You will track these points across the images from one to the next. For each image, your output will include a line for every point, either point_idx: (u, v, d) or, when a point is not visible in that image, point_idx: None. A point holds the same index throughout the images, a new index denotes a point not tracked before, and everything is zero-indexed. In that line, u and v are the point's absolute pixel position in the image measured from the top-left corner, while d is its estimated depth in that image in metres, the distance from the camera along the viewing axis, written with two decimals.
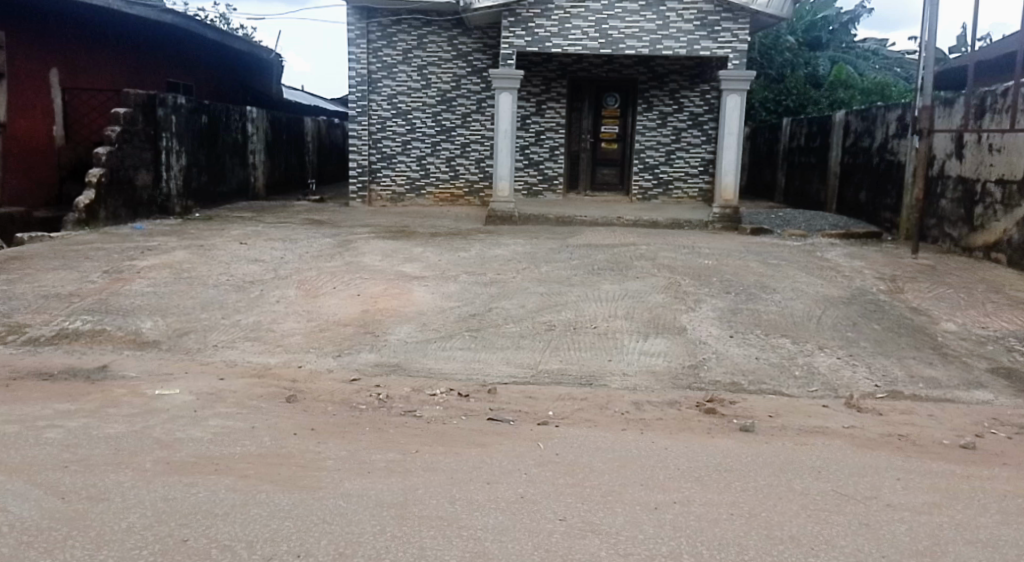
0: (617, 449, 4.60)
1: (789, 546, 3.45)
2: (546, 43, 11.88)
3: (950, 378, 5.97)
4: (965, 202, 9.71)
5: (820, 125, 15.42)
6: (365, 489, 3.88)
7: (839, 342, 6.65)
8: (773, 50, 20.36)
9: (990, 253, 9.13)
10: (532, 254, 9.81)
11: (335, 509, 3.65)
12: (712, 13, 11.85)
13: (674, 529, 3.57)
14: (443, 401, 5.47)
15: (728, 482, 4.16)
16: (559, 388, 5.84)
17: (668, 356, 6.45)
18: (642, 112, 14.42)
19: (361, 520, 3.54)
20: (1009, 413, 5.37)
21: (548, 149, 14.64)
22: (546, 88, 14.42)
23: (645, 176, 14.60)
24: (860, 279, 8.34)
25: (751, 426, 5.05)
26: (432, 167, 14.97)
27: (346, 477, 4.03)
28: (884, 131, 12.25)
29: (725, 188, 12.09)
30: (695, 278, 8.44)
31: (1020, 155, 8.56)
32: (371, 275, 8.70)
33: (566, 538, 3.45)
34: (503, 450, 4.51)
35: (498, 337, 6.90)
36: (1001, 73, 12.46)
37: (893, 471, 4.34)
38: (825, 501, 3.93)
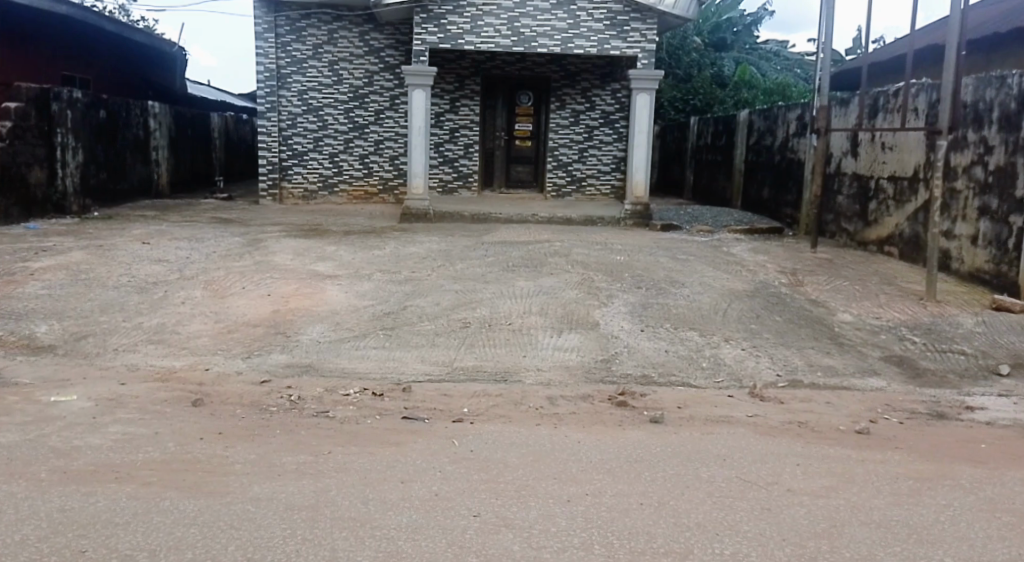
0: (531, 445, 4.62)
1: (696, 532, 3.56)
2: (458, 40, 11.84)
3: (846, 366, 6.27)
4: (860, 198, 10.19)
5: (725, 124, 15.90)
6: (275, 493, 3.79)
7: (744, 334, 6.88)
8: (681, 50, 20.85)
9: (883, 247, 9.62)
10: (447, 252, 9.77)
11: (243, 514, 3.55)
12: (621, 14, 12.06)
13: (586, 521, 3.62)
14: (356, 401, 5.38)
15: (638, 472, 4.24)
16: (473, 385, 5.84)
17: (581, 351, 6.53)
18: (555, 110, 14.53)
19: (269, 524, 3.46)
20: (900, 399, 5.67)
21: (462, 147, 14.64)
22: (459, 85, 14.42)
23: (559, 173, 14.72)
24: (763, 273, 8.64)
25: (661, 418, 5.17)
26: (344, 164, 14.73)
27: (255, 481, 3.92)
28: (785, 130, 12.74)
29: (636, 186, 12.36)
30: (608, 274, 8.58)
31: (911, 153, 9.02)
32: (282, 274, 8.48)
33: (480, 534, 3.45)
34: (416, 449, 4.47)
35: (413, 335, 6.84)
36: (892, 73, 13.10)
37: (793, 457, 4.51)
38: (729, 488, 4.06)
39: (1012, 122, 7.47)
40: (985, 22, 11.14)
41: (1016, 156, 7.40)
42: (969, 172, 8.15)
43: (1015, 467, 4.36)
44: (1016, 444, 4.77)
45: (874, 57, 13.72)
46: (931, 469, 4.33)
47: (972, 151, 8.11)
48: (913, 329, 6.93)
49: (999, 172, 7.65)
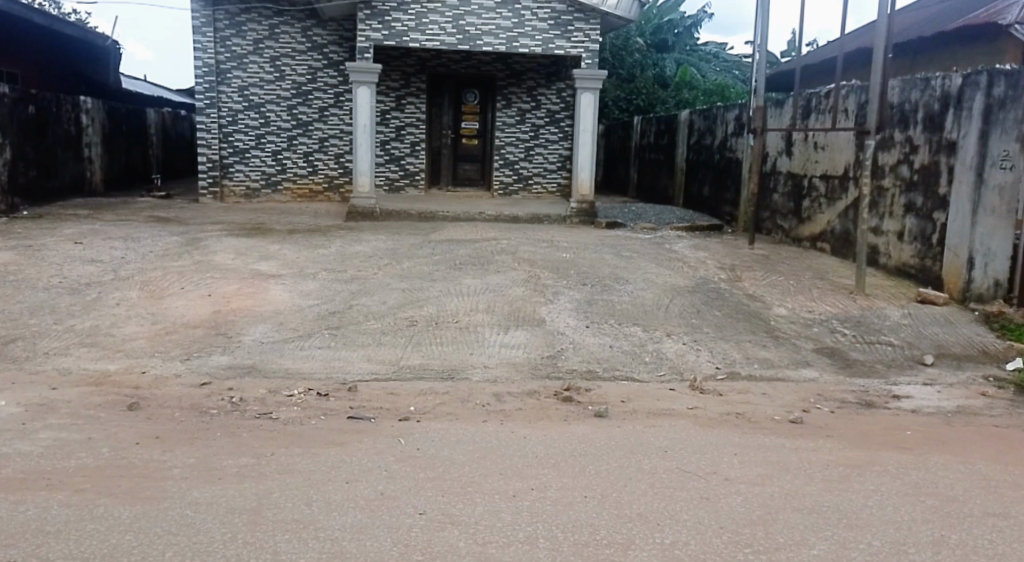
0: (476, 441, 4.67)
1: (637, 523, 3.64)
2: (403, 37, 11.79)
3: (781, 358, 6.46)
4: (794, 196, 10.48)
5: (667, 124, 16.18)
6: (215, 496, 3.75)
7: (685, 329, 7.03)
8: (624, 51, 21.01)
9: (816, 243, 9.91)
10: (393, 250, 9.74)
11: (181, 519, 3.51)
12: (565, 13, 12.18)
13: (531, 515, 3.67)
14: (300, 401, 5.36)
15: (582, 466, 4.31)
16: (420, 384, 5.84)
17: (527, 348, 6.59)
18: (501, 109, 14.58)
19: (209, 528, 3.43)
20: (832, 389, 5.87)
21: (408, 145, 14.61)
22: (404, 83, 14.39)
23: (505, 171, 14.77)
24: (704, 268, 8.83)
25: (605, 412, 5.26)
26: (288, 162, 14.55)
27: (193, 485, 3.87)
28: (724, 130, 13.02)
29: (582, 184, 12.50)
30: (554, 271, 8.67)
31: (841, 152, 9.32)
32: (223, 274, 8.35)
33: (425, 532, 3.47)
34: (362, 448, 4.47)
35: (359, 334, 6.81)
36: (823, 76, 13.52)
37: (730, 447, 4.64)
38: (670, 478, 4.16)
39: (936, 122, 7.77)
40: (910, 27, 11.55)
41: (939, 155, 7.71)
42: (896, 170, 8.45)
43: (938, 451, 4.57)
44: (939, 430, 4.99)
45: (807, 60, 14.10)
46: (860, 456, 4.51)
47: (899, 151, 8.41)
48: (843, 321, 7.17)
49: (923, 170, 7.96)
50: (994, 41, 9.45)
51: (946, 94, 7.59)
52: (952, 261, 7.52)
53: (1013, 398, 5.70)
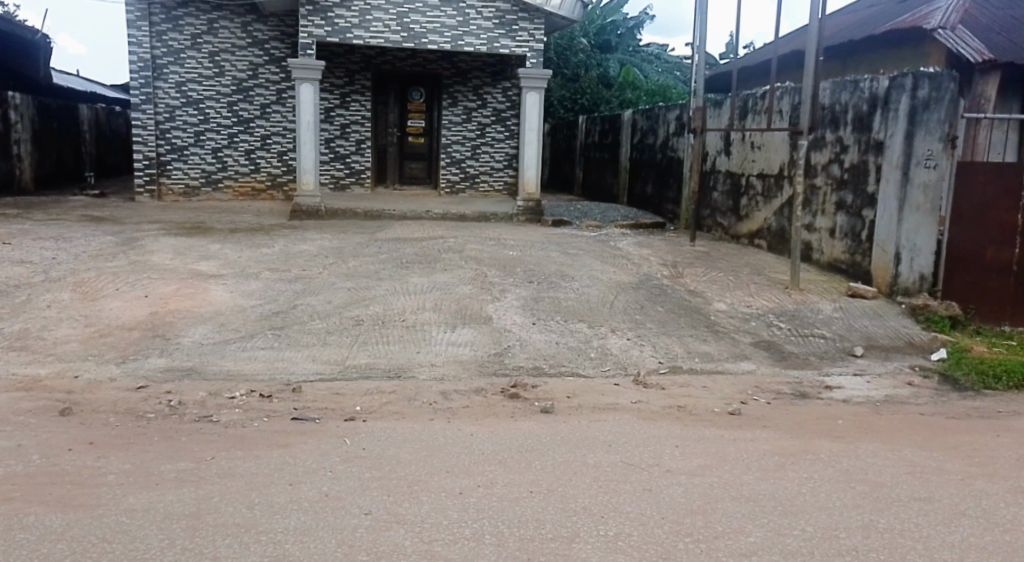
0: (422, 439, 4.69)
1: (581, 516, 3.71)
2: (346, 34, 11.69)
3: (721, 352, 6.62)
4: (733, 194, 10.73)
5: (611, 124, 16.37)
6: (152, 502, 3.70)
7: (629, 325, 7.15)
8: (568, 51, 21.28)
9: (754, 240, 10.17)
10: (339, 249, 9.68)
11: (117, 526, 3.46)
12: (509, 13, 12.23)
13: (478, 512, 3.71)
14: (242, 403, 5.30)
15: (529, 462, 4.37)
16: (366, 383, 5.83)
17: (473, 345, 6.63)
18: (447, 108, 14.57)
19: (146, 534, 3.39)
20: (769, 381, 6.05)
21: (353, 143, 14.51)
22: (349, 80, 14.28)
23: (452, 170, 14.75)
24: (647, 265, 8.99)
25: (551, 408, 5.33)
26: (229, 160, 14.31)
27: (129, 491, 3.81)
28: (665, 130, 13.25)
29: (528, 182, 12.58)
30: (500, 269, 8.71)
31: (777, 151, 9.58)
32: (161, 274, 8.20)
33: (370, 532, 3.48)
34: (306, 449, 4.46)
35: (303, 334, 6.76)
36: (758, 77, 13.87)
37: (672, 439, 4.76)
38: (614, 472, 4.25)
39: (864, 123, 8.04)
40: (841, 31, 11.91)
41: (867, 155, 7.99)
42: (828, 169, 8.72)
43: (868, 440, 4.75)
44: (869, 418, 5.19)
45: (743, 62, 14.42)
46: (794, 445, 4.67)
47: (830, 150, 8.69)
48: (779, 315, 7.39)
49: (854, 169, 8.23)
50: (918, 45, 9.83)
51: (874, 95, 7.86)
52: (880, 256, 7.80)
53: (938, 387, 5.96)
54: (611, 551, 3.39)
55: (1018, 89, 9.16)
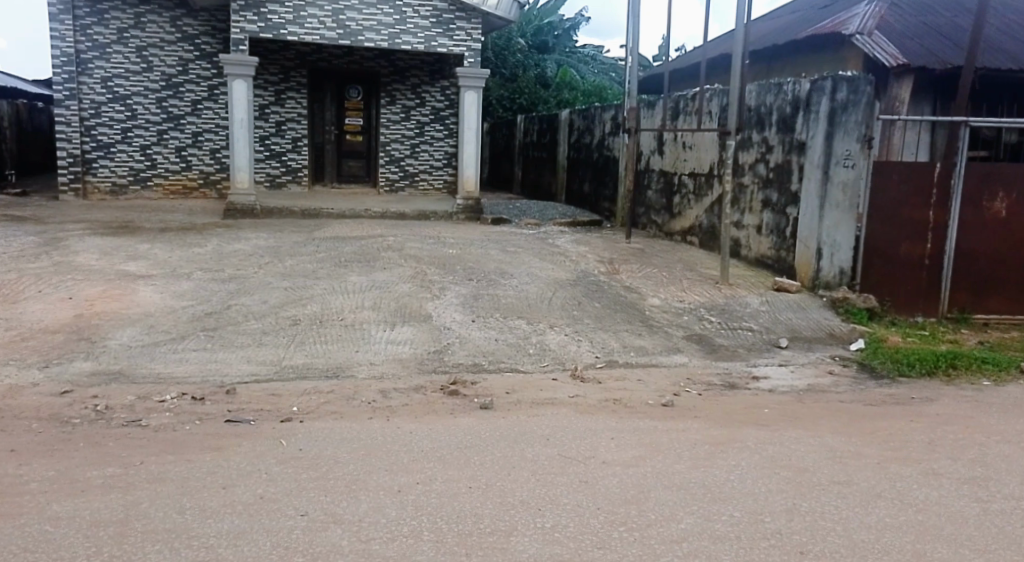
0: (361, 438, 4.71)
1: (519, 509, 3.79)
2: (280, 30, 11.52)
3: (655, 346, 6.80)
4: (666, 192, 10.98)
5: (549, 123, 16.55)
6: (77, 510, 3.63)
7: (566, 321, 7.27)
8: (506, 51, 21.37)
9: (686, 237, 10.43)
10: (275, 248, 9.60)
11: (40, 535, 3.39)
12: (446, 12, 12.25)
13: (416, 509, 3.76)
14: (173, 407, 5.22)
15: (468, 458, 4.43)
16: (304, 383, 5.81)
17: (413, 343, 6.66)
18: (385, 106, 14.51)
19: (72, 543, 3.33)
20: (700, 372, 6.25)
21: (289, 141, 14.33)
22: (284, 77, 14.08)
23: (391, 168, 14.70)
24: (584, 262, 9.13)
25: (490, 404, 5.41)
26: (158, 158, 13.98)
27: (53, 499, 3.73)
28: (601, 130, 13.47)
29: (467, 180, 12.63)
30: (440, 267, 8.75)
31: (706, 151, 9.84)
32: (87, 275, 8.00)
33: (307, 533, 3.48)
34: (240, 451, 4.43)
35: (238, 335, 6.70)
36: (688, 80, 14.22)
37: (608, 432, 4.88)
38: (551, 465, 4.34)
39: (788, 124, 8.33)
40: (765, 36, 12.31)
41: (791, 155, 8.28)
42: (755, 169, 9.01)
43: (791, 427, 4.96)
44: (793, 407, 5.42)
45: (674, 66, 14.77)
46: (723, 433, 4.84)
47: (756, 151, 8.97)
48: (710, 310, 7.60)
49: (778, 169, 8.52)
50: (835, 51, 10.23)
51: (796, 98, 8.15)
52: (803, 253, 8.09)
53: (857, 375, 6.25)
54: (548, 542, 3.47)
55: (930, 92, 9.63)
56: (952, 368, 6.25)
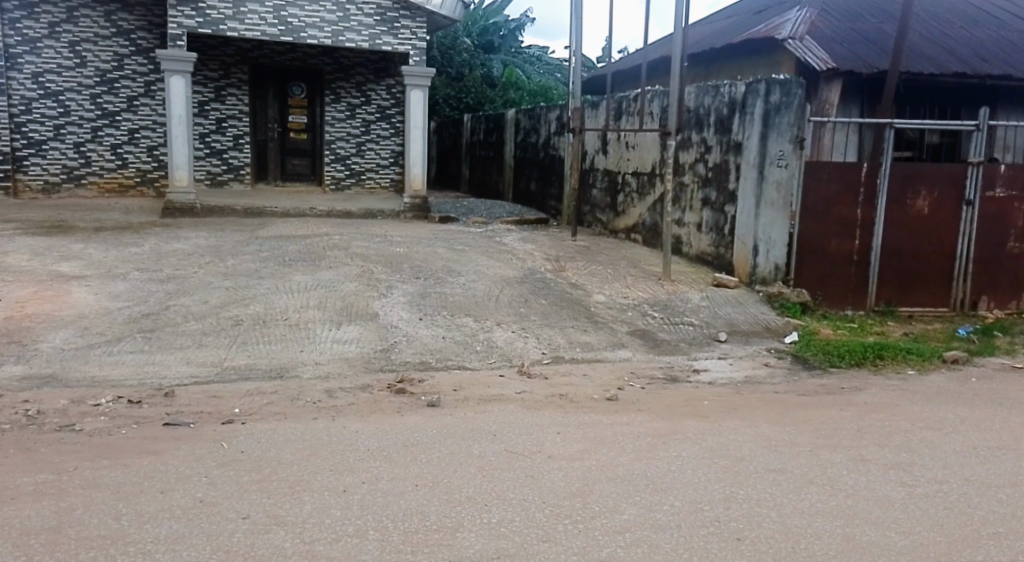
0: (304, 438, 4.69)
1: (465, 505, 3.82)
2: (219, 25, 11.31)
3: (600, 341, 6.91)
4: (610, 191, 11.13)
5: (495, 123, 16.61)
6: (6, 519, 3.54)
7: (513, 318, 7.32)
8: (453, 50, 21.35)
9: (629, 235, 10.59)
10: (216, 247, 9.46)
11: None
12: (390, 10, 12.19)
13: (361, 509, 3.76)
14: (109, 410, 5.11)
15: (415, 455, 4.45)
16: (246, 384, 5.75)
17: (360, 342, 6.64)
18: (329, 104, 14.38)
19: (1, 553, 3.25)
20: (644, 367, 6.37)
21: (230, 138, 14.09)
22: (224, 74, 13.85)
23: (337, 167, 14.58)
24: (531, 260, 9.20)
25: (438, 401, 5.42)
26: (93, 155, 13.62)
27: None
28: (547, 129, 13.58)
29: (414, 179, 12.60)
30: (386, 266, 8.71)
31: (648, 151, 10.02)
32: (18, 276, 7.77)
33: (248, 536, 3.46)
34: (179, 455, 4.37)
35: (177, 336, 6.58)
36: (629, 81, 14.42)
37: (554, 426, 4.95)
38: (497, 460, 4.39)
39: (725, 125, 8.53)
40: (704, 39, 12.57)
41: (728, 155, 8.48)
42: (694, 168, 9.20)
43: (730, 418, 5.09)
44: (732, 399, 5.56)
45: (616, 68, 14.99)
46: (666, 425, 4.95)
47: (696, 151, 9.16)
48: (653, 305, 7.74)
49: (717, 168, 8.71)
50: (768, 55, 10.49)
51: (733, 100, 8.34)
52: (741, 249, 8.28)
53: (791, 366, 6.46)
54: (494, 537, 3.51)
55: (858, 95, 9.97)
56: (880, 358, 6.50)
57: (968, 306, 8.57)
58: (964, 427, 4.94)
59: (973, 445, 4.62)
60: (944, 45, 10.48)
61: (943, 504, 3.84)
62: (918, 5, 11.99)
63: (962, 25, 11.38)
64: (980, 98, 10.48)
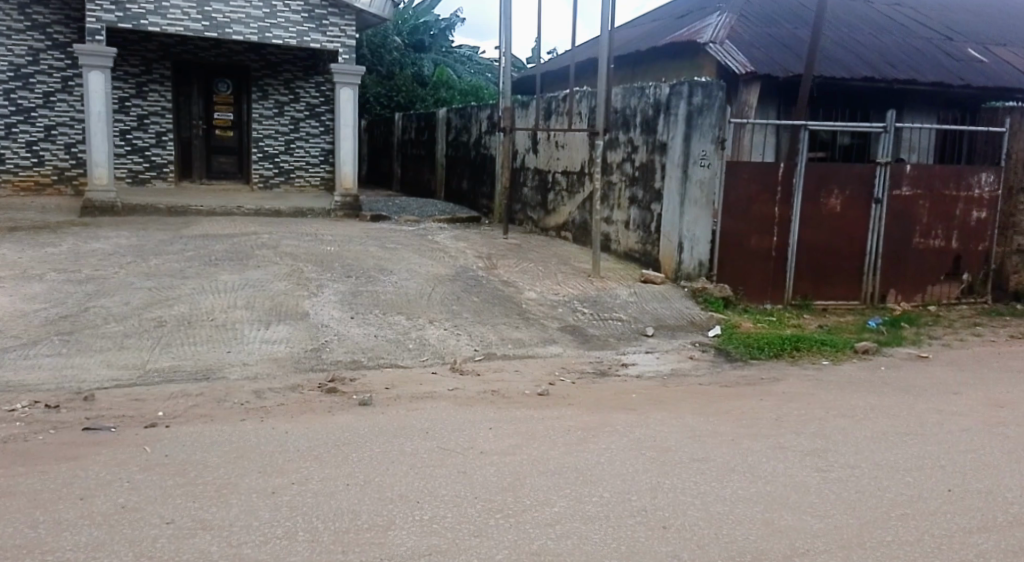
0: (231, 441, 4.62)
1: (397, 503, 3.85)
2: (140, 20, 11.00)
3: (531, 337, 7.00)
4: (540, 189, 11.26)
5: (427, 121, 16.57)
6: None
7: (446, 315, 7.35)
8: (382, 49, 21.15)
9: (560, 232, 10.74)
10: (139, 247, 9.20)
11: None
12: (318, 7, 12.05)
13: (291, 510, 3.74)
14: (25, 416, 4.94)
15: (345, 455, 4.45)
16: (170, 386, 5.63)
17: (290, 341, 6.56)
18: (256, 101, 14.12)
19: None
20: (574, 362, 6.49)
21: (153, 135, 13.69)
22: (145, 69, 13.47)
23: (265, 164, 14.34)
24: (463, 258, 9.24)
25: (369, 401, 5.41)
26: (6, 152, 13.07)
27: None
28: (478, 128, 13.64)
29: (345, 177, 12.48)
30: (317, 265, 8.62)
31: (577, 150, 10.17)
32: None
33: (173, 541, 3.41)
34: (100, 460, 4.26)
35: (98, 339, 6.39)
36: (559, 82, 14.59)
37: (486, 422, 5.01)
38: (429, 457, 4.42)
39: (650, 126, 8.73)
40: (630, 41, 12.81)
41: (653, 155, 8.69)
42: (622, 168, 9.39)
43: (657, 410, 5.24)
44: (660, 391, 5.72)
45: (544, 68, 15.15)
46: (595, 419, 5.06)
47: (623, 150, 9.35)
48: (583, 301, 7.88)
49: (643, 167, 8.91)
50: (691, 58, 10.77)
51: (657, 101, 8.55)
52: (666, 246, 8.49)
53: (714, 358, 6.67)
54: (426, 534, 3.54)
55: (776, 98, 10.34)
56: (796, 349, 6.77)
57: (878, 298, 8.99)
58: (874, 414, 5.20)
59: (882, 432, 4.87)
60: (855, 51, 10.94)
61: (854, 488, 4.04)
62: (831, 12, 12.49)
63: (872, 32, 11.92)
64: (888, 101, 11.00)
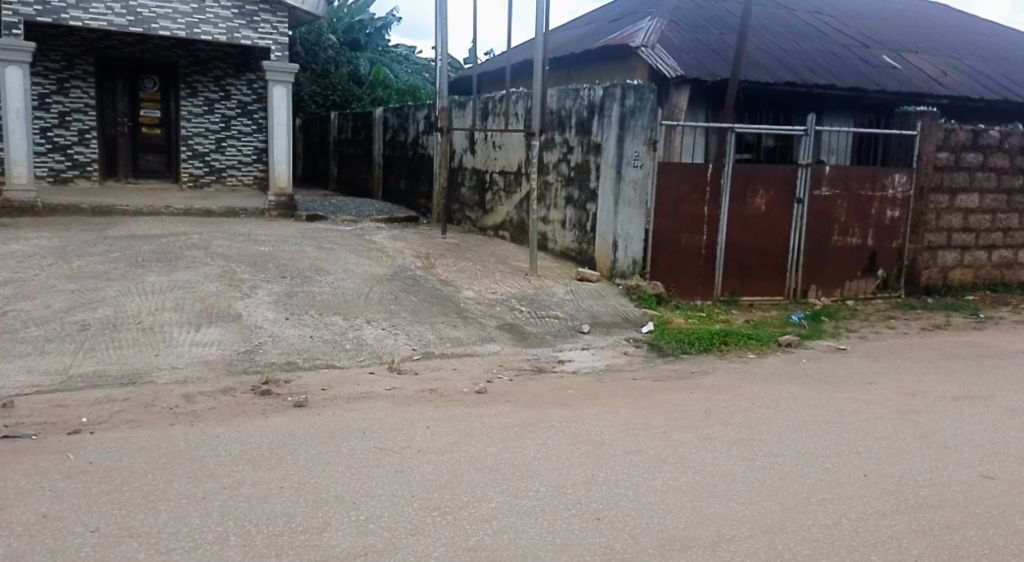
0: (160, 446, 4.56)
1: (332, 504, 3.87)
2: (61, 14, 10.67)
3: (469, 336, 7.08)
4: (478, 189, 11.34)
5: (363, 120, 16.46)
6: None
7: (383, 315, 7.36)
8: (317, 46, 20.93)
9: (497, 232, 10.84)
10: (62, 248, 8.94)
11: None
12: (249, 4, 11.87)
13: (223, 514, 3.73)
14: None
15: (279, 457, 4.43)
16: (94, 392, 5.50)
17: (220, 344, 6.48)
18: (185, 98, 13.84)
19: None
20: (511, 359, 6.58)
21: (75, 133, 13.26)
22: (67, 65, 13.02)
23: (195, 163, 14.05)
24: (400, 258, 9.23)
25: (304, 401, 5.39)
26: None
27: None
28: (415, 128, 13.63)
29: (279, 177, 12.33)
30: (250, 265, 8.51)
31: (514, 150, 10.28)
32: None
33: (98, 549, 3.36)
34: (19, 469, 4.15)
35: (17, 344, 6.19)
36: (496, 84, 14.70)
37: (424, 421, 5.06)
38: (367, 457, 4.45)
39: (585, 127, 8.88)
40: (565, 44, 13.00)
41: (588, 155, 8.84)
42: (557, 168, 9.53)
43: (592, 405, 5.37)
44: (594, 386, 5.86)
45: (480, 69, 15.23)
46: (531, 415, 5.16)
47: (559, 151, 9.49)
48: (520, 300, 7.98)
49: (578, 168, 9.06)
50: (624, 61, 10.98)
51: (591, 103, 8.72)
52: (601, 245, 8.66)
53: (647, 354, 6.86)
54: (362, 534, 3.57)
55: (706, 100, 10.65)
56: (724, 344, 7.00)
57: (800, 294, 9.34)
58: (796, 405, 5.42)
59: (804, 421, 5.09)
60: (779, 56, 11.34)
61: (777, 475, 4.23)
62: (756, 19, 12.91)
63: (794, 38, 12.37)
64: (812, 104, 11.41)
